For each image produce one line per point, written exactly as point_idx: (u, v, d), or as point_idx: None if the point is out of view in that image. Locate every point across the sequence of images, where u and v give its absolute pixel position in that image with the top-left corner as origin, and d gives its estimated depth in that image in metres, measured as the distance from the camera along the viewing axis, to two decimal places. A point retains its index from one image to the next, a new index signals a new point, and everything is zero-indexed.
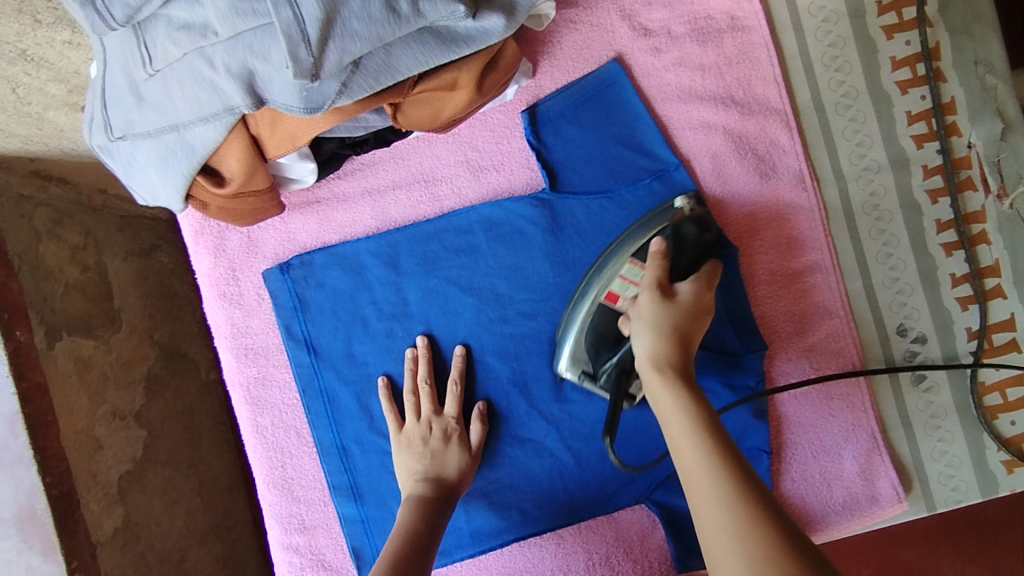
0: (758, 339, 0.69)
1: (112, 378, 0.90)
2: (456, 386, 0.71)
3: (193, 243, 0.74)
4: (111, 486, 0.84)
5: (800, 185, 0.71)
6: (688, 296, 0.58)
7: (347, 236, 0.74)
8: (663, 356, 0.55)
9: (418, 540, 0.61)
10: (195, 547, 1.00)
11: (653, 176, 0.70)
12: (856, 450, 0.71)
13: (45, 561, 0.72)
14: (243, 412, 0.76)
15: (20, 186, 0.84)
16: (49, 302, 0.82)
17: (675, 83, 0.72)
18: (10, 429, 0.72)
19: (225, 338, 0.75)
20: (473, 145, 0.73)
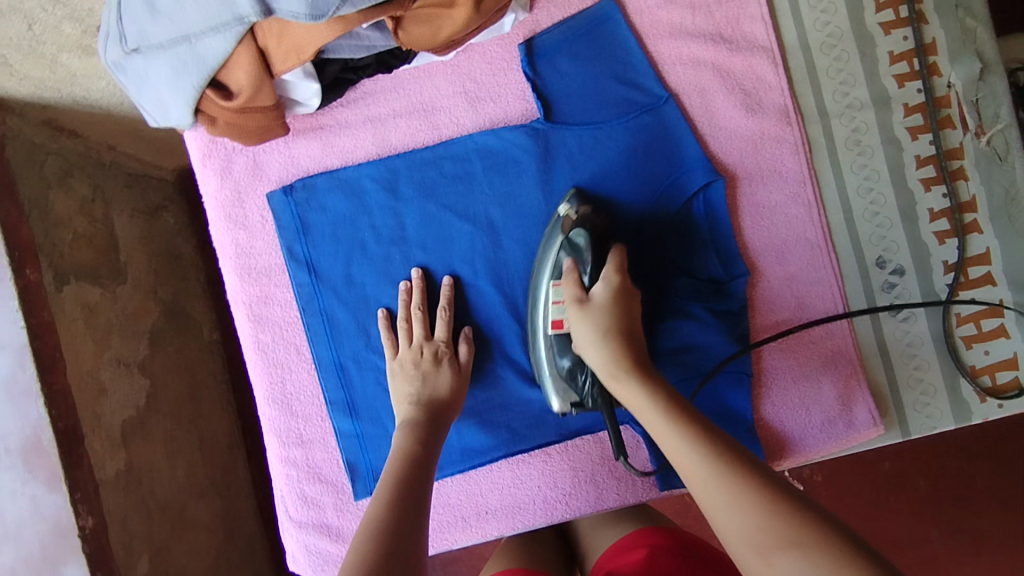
0: (741, 265, 0.74)
1: (119, 327, 0.92)
2: (445, 312, 0.74)
3: (200, 164, 0.74)
4: (114, 430, 0.86)
5: (784, 121, 0.75)
6: (604, 292, 0.64)
7: (349, 161, 0.76)
8: (612, 358, 0.60)
9: (416, 459, 0.63)
10: (194, 498, 1.02)
11: (643, 109, 0.73)
12: (833, 375, 0.75)
13: (49, 491, 0.75)
14: (244, 329, 0.77)
15: (32, 135, 0.85)
16: (59, 248, 0.84)
17: (666, 20, 0.75)
18: (18, 363, 0.74)
19: (229, 258, 0.76)
20: (472, 76, 0.76)
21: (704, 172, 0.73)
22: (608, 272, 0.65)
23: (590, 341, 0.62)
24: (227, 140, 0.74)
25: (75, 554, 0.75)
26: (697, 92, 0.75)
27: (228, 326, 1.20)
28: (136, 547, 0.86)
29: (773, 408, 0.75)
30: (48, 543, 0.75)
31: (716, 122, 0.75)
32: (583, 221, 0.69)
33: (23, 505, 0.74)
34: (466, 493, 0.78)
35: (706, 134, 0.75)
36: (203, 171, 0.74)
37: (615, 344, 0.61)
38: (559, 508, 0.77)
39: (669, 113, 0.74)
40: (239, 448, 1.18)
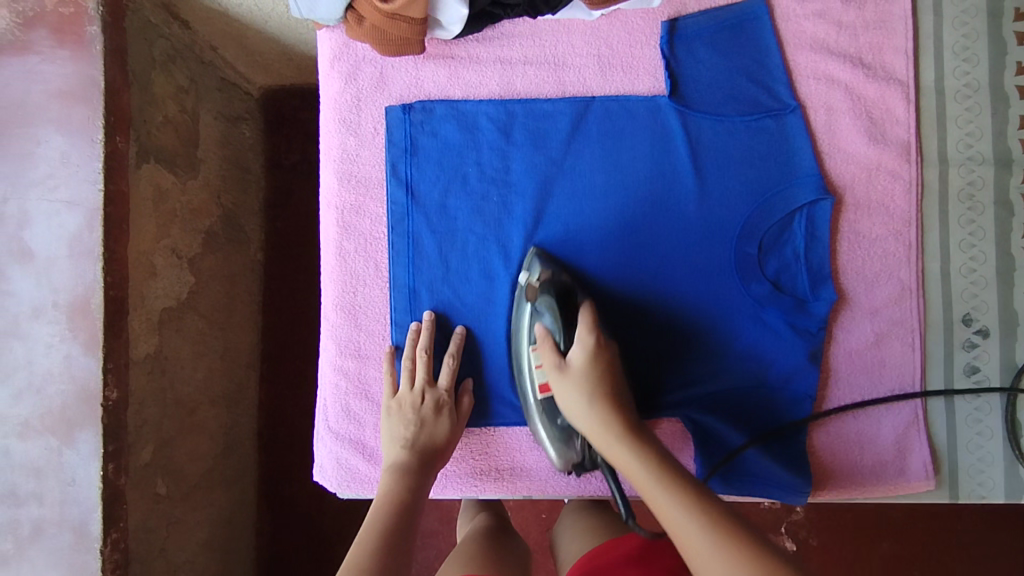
0: (829, 289, 0.73)
1: (180, 218, 0.93)
2: (452, 362, 0.74)
3: (327, 65, 0.75)
4: (154, 314, 0.87)
5: (904, 157, 0.75)
6: (580, 364, 0.68)
7: (471, 96, 0.76)
8: (603, 425, 0.65)
9: (404, 511, 0.65)
10: (205, 404, 1.02)
11: (768, 114, 0.73)
12: (895, 420, 0.74)
13: (84, 354, 0.75)
14: (329, 233, 0.77)
15: (151, 14, 0.85)
16: (147, 126, 0.85)
17: (810, 32, 0.75)
18: (87, 223, 0.75)
19: (334, 161, 0.76)
20: (609, 43, 0.76)
21: (813, 188, 0.72)
22: (580, 334, 0.69)
23: (575, 407, 0.67)
24: (362, 47, 0.75)
25: (93, 422, 0.75)
26: (825, 109, 0.75)
27: (273, 248, 1.22)
28: (145, 434, 0.86)
29: (826, 438, 0.74)
30: (69, 405, 0.74)
31: (836, 143, 0.74)
32: (546, 286, 0.71)
33: (57, 361, 0.75)
34: (505, 446, 0.77)
35: (824, 153, 0.74)
36: (330, 71, 0.75)
37: (603, 409, 0.65)
38: (590, 483, 0.77)
39: (794, 124, 0.74)
40: (254, 369, 1.19)
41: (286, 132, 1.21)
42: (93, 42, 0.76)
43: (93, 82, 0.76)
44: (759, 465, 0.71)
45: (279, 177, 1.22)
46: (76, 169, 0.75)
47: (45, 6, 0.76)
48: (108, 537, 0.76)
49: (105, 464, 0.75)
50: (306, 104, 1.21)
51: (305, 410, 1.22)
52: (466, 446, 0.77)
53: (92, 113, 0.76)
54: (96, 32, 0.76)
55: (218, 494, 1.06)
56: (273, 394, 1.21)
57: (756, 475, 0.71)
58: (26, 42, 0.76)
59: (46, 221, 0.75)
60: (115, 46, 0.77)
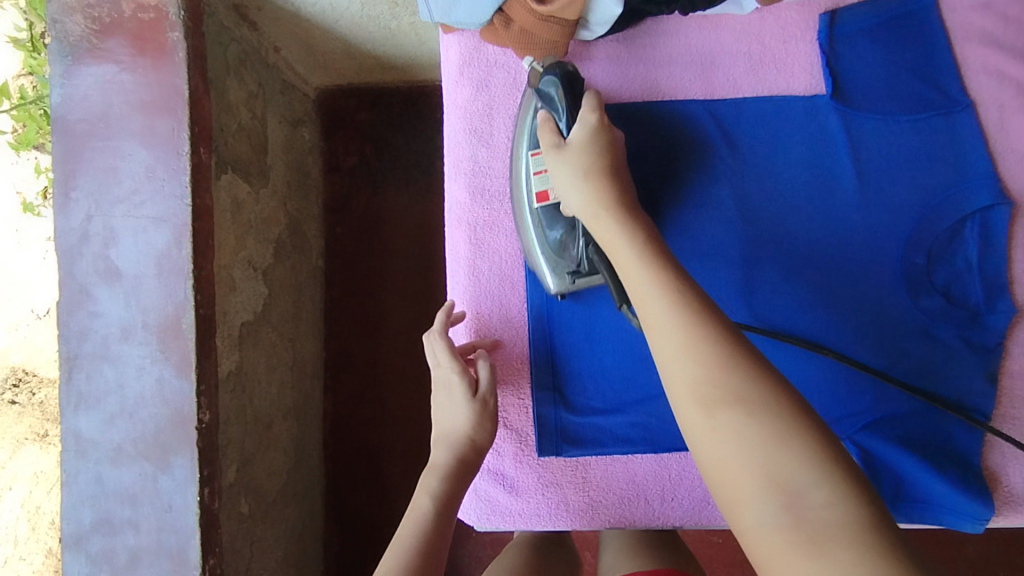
0: (1007, 301, 0.67)
1: (254, 229, 0.89)
2: (436, 339, 0.67)
3: (456, 71, 0.73)
4: (234, 329, 0.84)
5: None
6: (580, 133, 0.60)
7: (611, 100, 0.72)
8: (597, 198, 0.58)
9: (433, 526, 0.61)
10: (280, 417, 0.99)
11: (937, 113, 0.69)
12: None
13: (177, 377, 0.72)
14: (460, 251, 0.73)
15: (224, 17, 0.82)
16: (224, 135, 0.81)
17: (978, 25, 0.70)
18: (176, 240, 0.72)
19: (464, 174, 0.73)
20: (760, 39, 0.72)
21: (990, 192, 0.67)
22: (584, 113, 0.61)
23: (570, 179, 0.60)
24: (493, 51, 0.72)
25: (189, 446, 0.72)
26: (997, 107, 0.69)
27: (333, 256, 1.18)
28: (231, 453, 0.83)
29: (1003, 460, 0.66)
30: (163, 429, 0.72)
31: (1010, 143, 0.68)
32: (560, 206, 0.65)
33: (149, 384, 0.72)
34: (654, 474, 0.70)
35: (996, 153, 0.68)
36: (459, 78, 0.73)
37: (603, 184, 0.58)
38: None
39: (965, 123, 0.68)
40: (319, 380, 1.16)
41: (341, 134, 1.17)
42: (175, 48, 0.73)
43: (176, 91, 0.72)
44: (937, 491, 0.65)
45: (338, 181, 1.18)
46: (163, 184, 0.72)
47: (123, 12, 0.72)
48: (207, 564, 0.73)
49: (202, 489, 0.73)
50: (364, 104, 1.17)
51: (370, 421, 1.18)
52: (612, 474, 0.71)
53: (176, 123, 0.72)
54: (178, 37, 0.73)
55: (293, 509, 1.03)
56: (338, 404, 1.18)
57: (928, 500, 0.66)
58: (105, 50, 0.72)
59: (133, 239, 0.72)
60: (196, 52, 0.74)
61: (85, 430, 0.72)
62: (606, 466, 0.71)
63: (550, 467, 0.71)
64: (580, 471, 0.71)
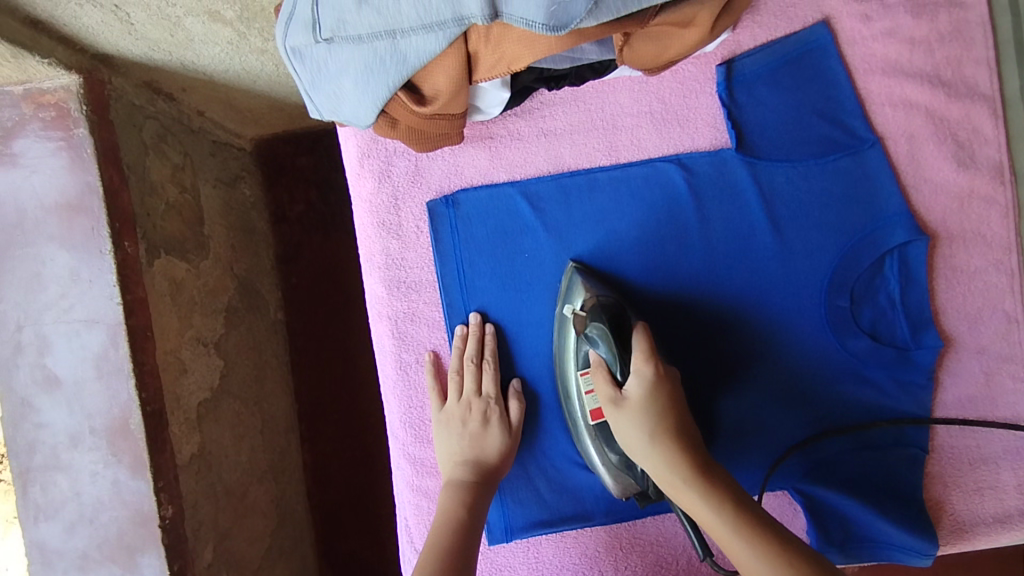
0: (933, 334, 0.69)
1: (199, 304, 0.88)
2: (491, 367, 0.70)
3: (357, 164, 0.70)
4: (191, 411, 0.83)
5: (998, 178, 0.70)
6: (638, 393, 0.61)
7: (518, 176, 0.71)
8: (672, 469, 0.58)
9: (464, 530, 0.61)
10: (255, 483, 0.98)
11: (846, 152, 0.69)
12: (1015, 462, 0.69)
13: (132, 478, 0.71)
14: (385, 346, 0.72)
15: (133, 96, 0.80)
16: (152, 218, 0.79)
17: (880, 54, 0.70)
18: (111, 340, 0.71)
19: (378, 268, 0.71)
20: (660, 96, 0.71)
21: (906, 229, 0.68)
22: (636, 363, 0.62)
23: (637, 445, 0.60)
24: (390, 140, 0.69)
25: (154, 544, 0.72)
26: (906, 138, 0.70)
27: (291, 306, 1.17)
28: (204, 534, 0.82)
29: (946, 489, 0.69)
30: (126, 530, 0.71)
31: (922, 174, 0.70)
32: (596, 312, 0.64)
33: (105, 488, 0.71)
34: (605, 543, 0.72)
35: (910, 186, 0.70)
36: (361, 172, 0.70)
37: (672, 449, 0.59)
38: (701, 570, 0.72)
39: (873, 158, 0.69)
40: (294, 433, 1.15)
41: (284, 183, 1.15)
42: (82, 145, 0.70)
43: (90, 189, 0.70)
44: (882, 530, 0.68)
45: (287, 231, 1.16)
46: (90, 285, 0.70)
47: (23, 112, 0.70)
48: None
49: None
50: (302, 149, 1.14)
51: (350, 470, 1.17)
52: (564, 550, 0.72)
53: (95, 222, 0.71)
54: (83, 133, 0.70)
55: (283, 569, 1.03)
56: (318, 452, 1.17)
57: (875, 538, 0.68)
58: (11, 155, 0.70)
59: (67, 344, 0.71)
60: (105, 145, 0.72)
61: (49, 541, 0.71)
62: (557, 546, 0.72)
63: (501, 551, 0.72)
64: (532, 550, 0.72)
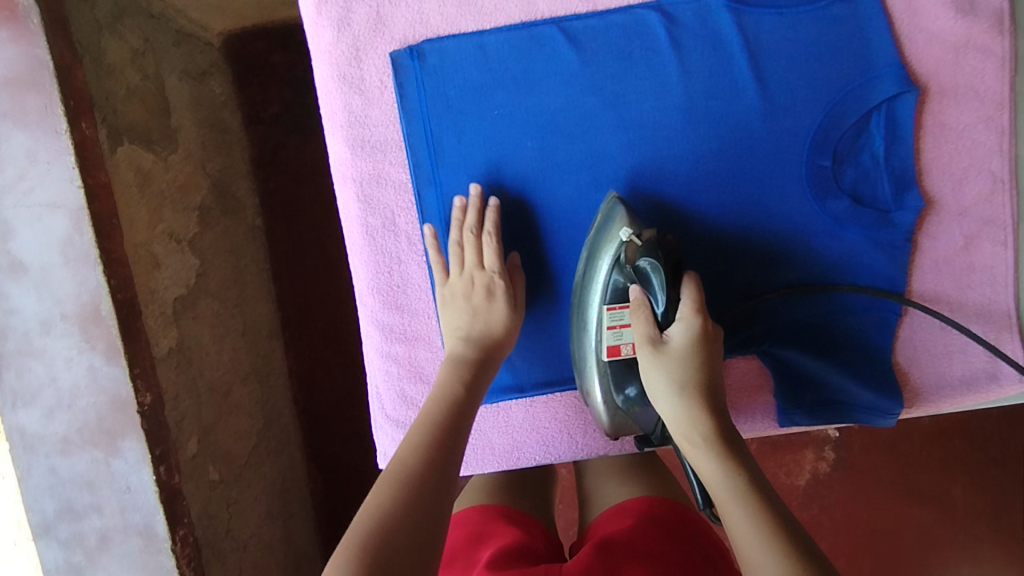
0: (915, 194, 0.68)
1: (170, 198, 0.85)
2: (493, 240, 0.67)
3: (315, 12, 0.68)
4: (167, 306, 0.82)
5: (997, 28, 0.66)
6: (680, 345, 0.59)
7: (487, 25, 0.69)
8: (692, 419, 0.57)
9: (456, 404, 0.61)
10: (239, 383, 0.98)
11: (836, 0, 0.67)
12: (987, 324, 0.69)
13: (107, 365, 0.71)
14: (351, 210, 0.71)
15: None
16: (112, 102, 0.76)
17: None
18: (75, 226, 0.68)
19: (341, 126, 0.70)
20: None
21: (896, 81, 0.66)
22: (685, 312, 0.59)
23: (664, 392, 0.58)
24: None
25: (134, 430, 0.72)
26: None
27: (270, 212, 1.14)
28: (187, 427, 0.83)
29: (910, 352, 0.70)
30: (106, 416, 0.71)
31: (917, 24, 0.67)
32: (651, 248, 0.60)
33: (81, 375, 0.71)
34: (574, 408, 0.74)
35: (903, 35, 0.67)
36: (318, 19, 0.68)
37: (696, 405, 0.57)
38: None
39: (868, 8, 0.67)
40: (278, 339, 1.15)
41: (256, 83, 1.10)
42: (28, 16, 0.66)
43: (40, 63, 0.66)
44: (848, 389, 0.70)
45: (261, 134, 1.12)
46: (48, 167, 0.67)
47: None
48: (176, 535, 0.75)
49: (156, 467, 0.74)
50: (276, 46, 1.09)
51: (337, 375, 1.18)
52: (534, 415, 0.74)
53: (48, 100, 0.67)
54: (28, 2, 0.65)
55: (269, 467, 1.05)
56: (302, 360, 1.18)
57: (842, 400, 0.71)
58: None
59: (31, 230, 0.68)
60: (54, 16, 0.67)
61: (29, 426, 0.71)
62: (525, 411, 0.74)
63: None
64: (502, 417, 0.74)
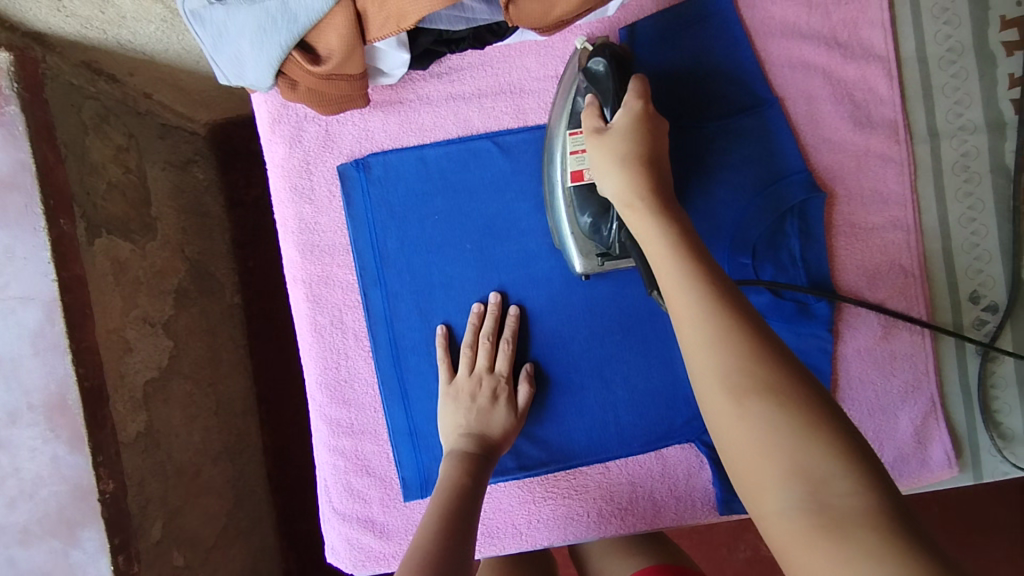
0: (829, 287, 0.73)
1: (146, 283, 0.89)
2: (508, 346, 0.71)
3: (268, 130, 0.71)
4: (137, 390, 0.83)
5: (892, 138, 0.74)
6: (625, 121, 0.60)
7: (426, 141, 0.73)
8: (632, 186, 0.57)
9: (463, 493, 0.64)
10: (209, 463, 0.98)
11: (746, 113, 0.72)
12: (912, 412, 0.74)
13: (71, 453, 0.72)
14: (301, 308, 0.74)
15: (72, 76, 0.80)
16: (92, 198, 0.80)
17: (779, 18, 0.73)
18: (47, 317, 0.71)
19: (292, 233, 0.73)
20: (565, 60, 0.73)
21: (803, 187, 0.72)
22: (627, 98, 0.60)
23: (610, 169, 0.58)
24: (301, 106, 0.71)
25: (94, 518, 0.73)
26: (804, 100, 0.73)
27: (248, 287, 1.15)
28: (152, 512, 0.82)
29: None
30: (66, 505, 0.72)
31: (820, 134, 0.74)
32: (602, 51, 0.66)
33: (44, 464, 0.72)
34: (518, 499, 0.75)
35: (808, 145, 0.73)
36: (272, 136, 0.71)
37: (636, 168, 0.57)
38: (612, 524, 0.74)
39: (773, 119, 0.73)
40: (253, 415, 1.14)
41: (240, 168, 1.13)
42: (13, 123, 0.71)
43: (22, 166, 0.71)
44: None
45: (241, 216, 1.14)
46: (25, 262, 0.71)
47: None
48: None
49: (115, 557, 0.74)
50: None
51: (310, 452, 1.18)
52: None
53: (28, 200, 0.71)
54: (14, 112, 0.71)
55: (239, 549, 1.03)
56: (277, 435, 1.16)
57: None
58: None
59: (4, 323, 0.71)
60: (39, 123, 0.72)
61: None
62: None
63: (417, 508, 0.74)
64: None
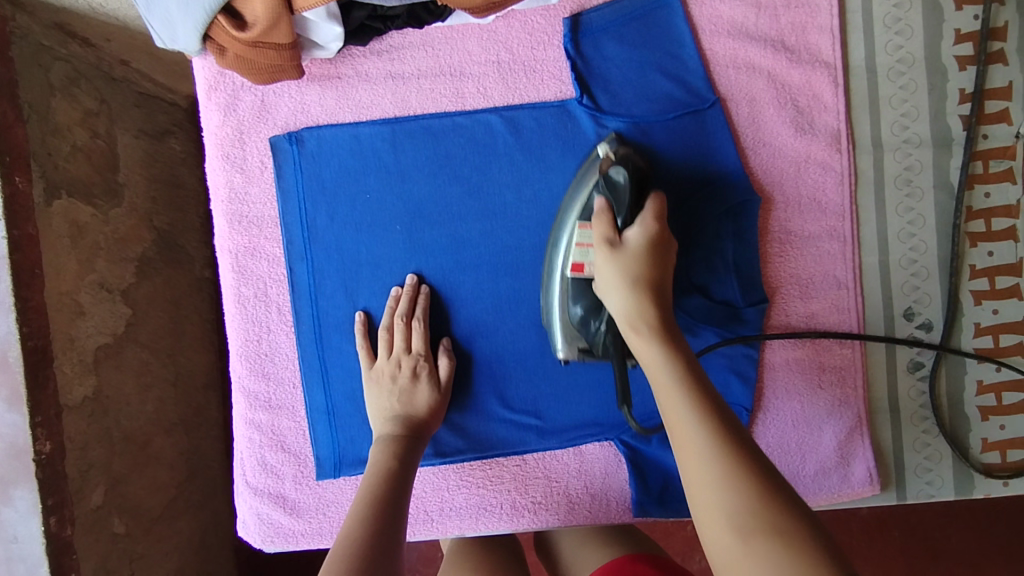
0: (759, 293, 0.73)
1: (105, 249, 0.88)
2: (421, 325, 0.71)
3: (203, 96, 0.71)
4: (87, 354, 0.83)
5: (834, 147, 0.73)
6: (637, 241, 0.61)
7: (364, 118, 0.73)
8: (638, 310, 0.59)
9: (393, 478, 0.63)
10: (161, 435, 0.97)
11: (687, 112, 0.72)
12: (835, 427, 0.74)
13: (9, 411, 0.72)
14: (227, 280, 0.75)
15: (42, 36, 0.82)
16: (53, 158, 0.80)
17: (728, 16, 0.73)
18: None
19: (221, 203, 0.73)
20: (508, 46, 0.73)
21: (738, 189, 0.72)
22: (646, 218, 0.62)
23: (613, 285, 0.60)
24: (238, 75, 0.71)
25: (28, 478, 0.73)
26: (747, 102, 0.73)
27: None
28: (93, 477, 0.82)
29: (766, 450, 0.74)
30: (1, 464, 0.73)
31: (761, 137, 0.73)
32: (623, 161, 0.65)
33: None
34: (432, 486, 0.75)
35: (746, 148, 0.73)
36: (207, 103, 0.72)
37: (639, 295, 0.59)
38: (525, 516, 0.74)
39: (714, 119, 0.72)
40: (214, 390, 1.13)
41: None
42: None
43: None
44: None
45: None
46: None
47: None
48: None
49: (46, 518, 0.74)
50: None
51: None
52: None
53: None
54: None
55: (188, 522, 1.02)
56: None
57: None
58: None
59: None
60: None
61: None
62: None
63: (330, 488, 0.75)
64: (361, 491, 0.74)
